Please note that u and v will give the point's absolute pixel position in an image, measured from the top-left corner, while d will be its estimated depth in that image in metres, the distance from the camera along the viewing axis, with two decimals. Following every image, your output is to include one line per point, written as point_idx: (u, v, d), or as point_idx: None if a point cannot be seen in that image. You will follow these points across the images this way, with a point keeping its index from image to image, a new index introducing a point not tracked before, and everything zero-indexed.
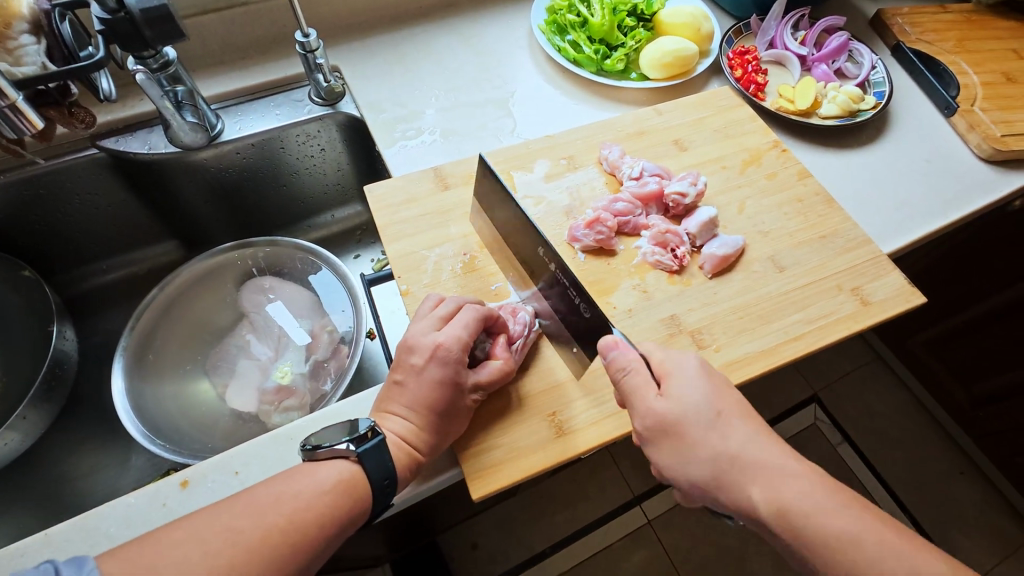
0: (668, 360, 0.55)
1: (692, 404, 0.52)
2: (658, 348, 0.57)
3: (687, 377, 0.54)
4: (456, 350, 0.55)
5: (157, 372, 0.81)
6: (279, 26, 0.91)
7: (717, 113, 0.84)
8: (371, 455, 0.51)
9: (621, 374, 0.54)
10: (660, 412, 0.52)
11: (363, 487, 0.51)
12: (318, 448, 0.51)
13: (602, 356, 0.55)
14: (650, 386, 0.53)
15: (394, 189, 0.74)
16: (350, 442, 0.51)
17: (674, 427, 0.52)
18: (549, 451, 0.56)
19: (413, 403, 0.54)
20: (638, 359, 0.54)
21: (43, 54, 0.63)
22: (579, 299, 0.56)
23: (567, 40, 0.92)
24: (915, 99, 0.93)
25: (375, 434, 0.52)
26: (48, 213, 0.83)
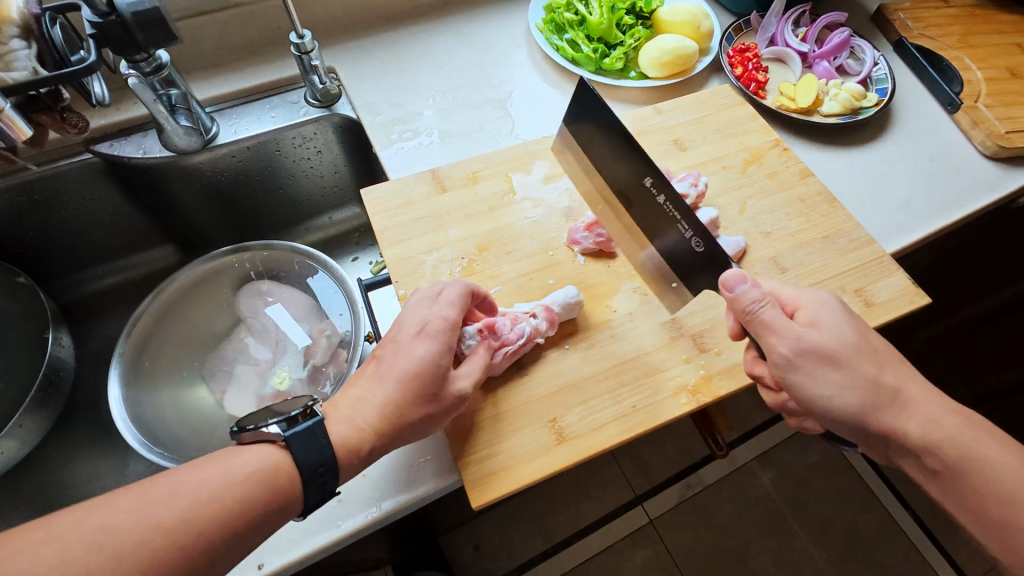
0: (799, 295, 0.56)
1: (841, 331, 0.53)
2: (784, 286, 0.58)
3: (827, 311, 0.54)
4: (444, 326, 0.54)
5: (154, 379, 0.81)
6: (274, 28, 0.90)
7: (717, 111, 0.83)
8: (299, 438, 0.48)
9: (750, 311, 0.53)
10: (817, 343, 0.52)
11: (291, 477, 0.47)
12: (244, 430, 0.48)
13: (727, 291, 0.55)
14: (783, 318, 0.53)
15: (391, 193, 0.73)
16: (278, 424, 0.48)
17: (834, 356, 0.52)
18: (549, 458, 0.55)
19: (392, 373, 0.52)
20: (767, 295, 0.54)
21: (33, 59, 0.62)
22: (689, 230, 0.58)
23: (565, 39, 0.91)
24: (917, 95, 0.92)
25: (308, 416, 0.49)
26: (42, 219, 0.82)
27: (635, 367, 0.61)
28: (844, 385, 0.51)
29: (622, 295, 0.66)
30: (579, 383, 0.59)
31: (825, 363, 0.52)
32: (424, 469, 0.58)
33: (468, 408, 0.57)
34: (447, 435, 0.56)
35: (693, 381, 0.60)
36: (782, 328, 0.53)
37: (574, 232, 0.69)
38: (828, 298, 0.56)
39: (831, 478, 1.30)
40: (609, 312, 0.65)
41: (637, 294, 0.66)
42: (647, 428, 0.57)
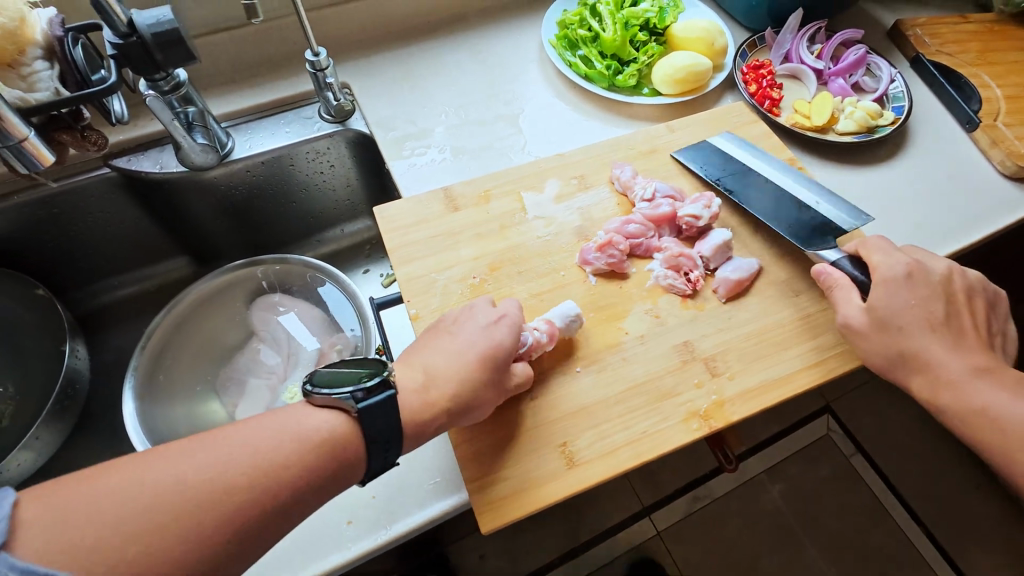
0: (887, 262, 0.62)
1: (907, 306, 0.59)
2: (884, 252, 0.63)
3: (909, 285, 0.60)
4: (515, 317, 0.59)
5: (168, 392, 0.82)
6: (290, 43, 0.91)
7: (731, 129, 0.83)
8: (371, 410, 0.48)
9: (828, 289, 0.64)
10: (884, 313, 0.60)
11: (356, 448, 0.48)
12: (315, 392, 0.48)
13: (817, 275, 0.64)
14: (858, 296, 0.62)
15: (404, 211, 0.73)
16: (353, 394, 0.48)
17: (895, 327, 0.59)
18: (561, 483, 0.55)
19: (468, 344, 0.56)
20: (846, 278, 0.63)
21: (55, 79, 0.63)
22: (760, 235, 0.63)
23: (578, 56, 0.91)
24: (934, 113, 0.91)
25: (383, 390, 0.48)
26: (61, 232, 0.84)
27: (646, 392, 0.60)
28: (888, 353, 0.59)
29: (634, 317, 0.66)
30: (591, 407, 0.59)
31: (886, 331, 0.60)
32: (437, 490, 0.57)
33: (480, 431, 0.57)
34: (458, 457, 0.56)
35: (704, 407, 0.60)
36: (853, 299, 0.62)
37: (586, 252, 0.68)
38: (904, 263, 0.61)
39: (843, 492, 1.27)
40: (621, 334, 0.64)
41: (649, 316, 0.66)
42: (658, 454, 0.57)
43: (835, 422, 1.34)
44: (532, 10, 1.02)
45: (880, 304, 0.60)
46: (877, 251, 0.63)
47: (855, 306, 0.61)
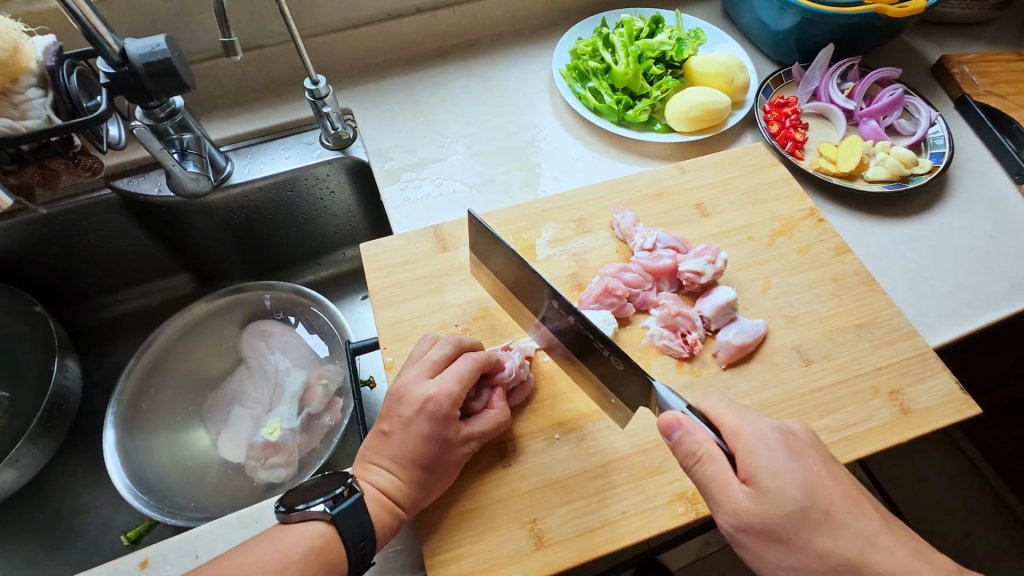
0: (742, 432, 0.48)
1: (796, 489, 0.45)
2: (731, 410, 0.50)
3: (778, 459, 0.46)
4: (446, 405, 0.53)
5: (150, 421, 0.81)
6: (296, 69, 0.90)
7: (747, 173, 0.77)
8: (346, 517, 0.49)
9: (692, 461, 0.47)
10: (750, 510, 0.45)
11: (338, 553, 0.49)
12: (292, 510, 0.49)
13: (665, 435, 0.48)
14: (735, 477, 0.46)
15: (391, 249, 0.70)
16: (325, 502, 0.50)
17: (774, 530, 0.45)
18: (526, 565, 0.51)
19: (398, 456, 0.52)
20: (707, 442, 0.47)
21: (47, 108, 0.63)
22: (608, 350, 0.52)
23: (588, 88, 0.87)
24: (979, 160, 0.82)
25: (352, 493, 0.50)
26: (61, 249, 0.84)
27: (631, 467, 0.55)
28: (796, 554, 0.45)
29: None
30: (567, 480, 0.55)
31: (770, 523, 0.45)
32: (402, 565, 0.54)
33: (445, 500, 0.53)
34: (419, 527, 0.53)
35: (693, 489, 0.54)
36: (728, 483, 0.46)
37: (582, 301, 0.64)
38: (769, 429, 0.48)
39: None
40: None
41: None
42: (636, 540, 0.52)
43: None
44: (545, 38, 0.98)
45: (761, 478, 0.46)
46: (729, 412, 0.49)
47: (736, 489, 0.46)
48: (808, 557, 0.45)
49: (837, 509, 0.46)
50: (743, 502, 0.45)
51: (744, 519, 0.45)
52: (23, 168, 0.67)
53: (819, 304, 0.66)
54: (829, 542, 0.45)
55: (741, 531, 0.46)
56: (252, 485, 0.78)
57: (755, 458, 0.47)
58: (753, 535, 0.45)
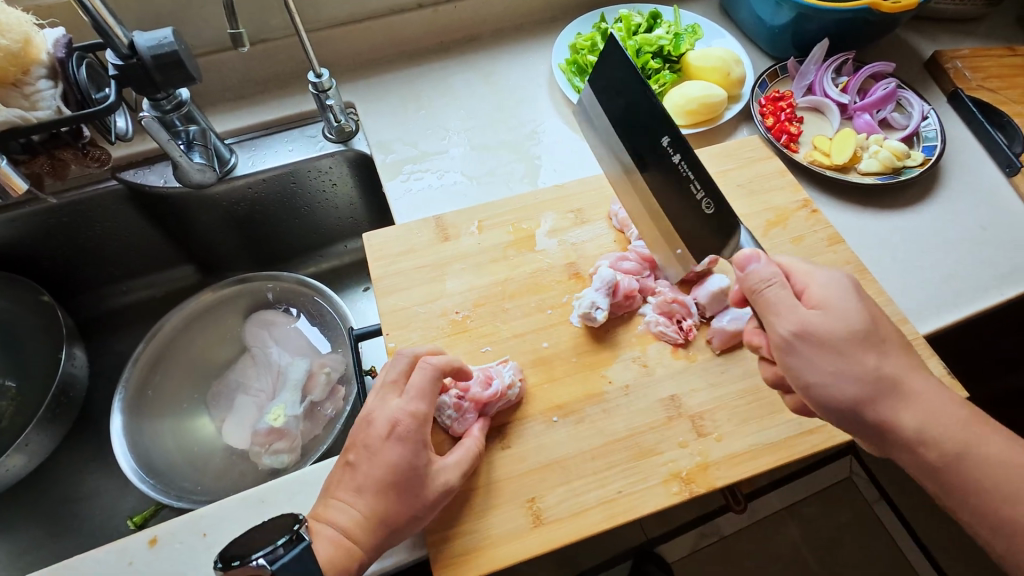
0: (808, 274, 0.53)
1: (843, 319, 0.50)
2: (797, 262, 0.55)
3: (834, 290, 0.51)
4: (412, 427, 0.52)
5: (156, 408, 0.83)
6: (299, 62, 0.91)
7: (743, 165, 0.78)
8: (291, 569, 0.46)
9: (764, 286, 0.52)
10: (806, 320, 0.50)
11: None
12: (228, 567, 0.45)
13: (738, 268, 0.53)
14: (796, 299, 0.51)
15: (393, 238, 0.71)
16: (264, 556, 0.46)
17: (820, 338, 0.49)
18: (525, 541, 0.52)
19: (364, 486, 0.50)
20: (779, 273, 0.52)
21: (57, 98, 0.64)
22: (701, 190, 0.57)
23: (587, 82, 0.88)
24: (970, 153, 0.84)
25: (299, 540, 0.47)
26: (68, 239, 0.85)
27: (627, 448, 0.57)
28: (846, 376, 0.48)
29: (620, 365, 0.62)
30: (565, 461, 0.56)
31: (816, 345, 0.49)
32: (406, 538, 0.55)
33: None
34: None
35: (687, 469, 0.56)
36: (782, 303, 0.51)
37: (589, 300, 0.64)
38: (841, 277, 0.52)
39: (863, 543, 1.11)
40: (604, 383, 0.61)
41: (636, 365, 0.62)
42: (631, 518, 0.53)
43: (859, 465, 1.16)
44: (544, 34, 1.00)
45: (829, 300, 0.51)
46: (802, 268, 0.54)
47: (793, 309, 0.50)
48: (856, 373, 0.48)
49: (889, 347, 0.50)
50: (829, 368, 0.49)
51: (821, 366, 0.49)
52: (33, 158, 0.68)
53: None
54: (875, 364, 0.49)
55: (803, 341, 0.49)
56: (255, 471, 0.80)
57: (827, 296, 0.51)
58: (812, 347, 0.49)
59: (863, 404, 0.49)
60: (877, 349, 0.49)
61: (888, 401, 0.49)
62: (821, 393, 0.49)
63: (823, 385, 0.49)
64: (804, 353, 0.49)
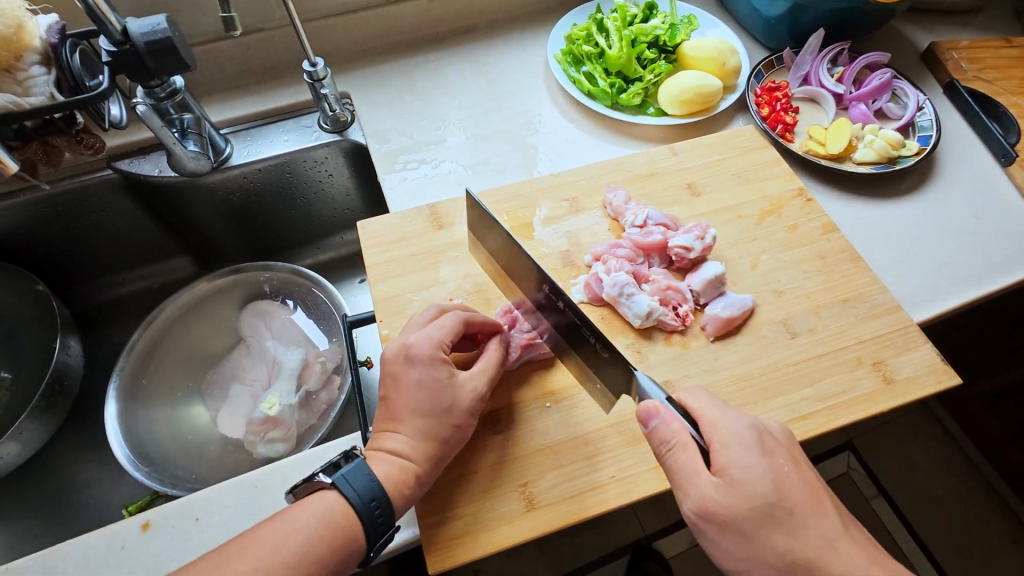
0: (717, 425, 0.49)
1: (752, 493, 0.46)
2: (712, 404, 0.51)
3: (744, 456, 0.47)
4: (427, 349, 0.53)
5: (151, 396, 0.83)
6: (295, 52, 0.91)
7: (739, 154, 0.78)
8: (350, 479, 0.49)
9: (665, 449, 0.49)
10: (711, 498, 0.46)
11: (349, 516, 0.48)
12: (295, 487, 0.51)
13: (642, 424, 0.50)
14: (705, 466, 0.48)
15: (388, 225, 0.71)
16: (322, 472, 0.51)
17: (724, 516, 0.46)
18: (518, 526, 0.52)
19: (403, 414, 0.52)
20: (682, 433, 0.49)
21: (51, 85, 0.64)
22: (593, 338, 0.53)
23: (583, 72, 0.88)
24: (966, 143, 0.84)
25: (348, 459, 0.52)
26: (64, 229, 0.85)
27: (620, 433, 0.57)
28: (752, 559, 0.46)
29: None
30: (558, 446, 0.56)
31: (719, 515, 0.46)
32: None
33: None
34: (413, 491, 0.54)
35: None
36: (685, 477, 0.47)
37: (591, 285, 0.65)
38: (746, 429, 0.49)
39: None
40: None
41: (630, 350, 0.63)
42: (623, 503, 0.53)
43: (857, 462, 1.12)
44: (541, 25, 0.99)
45: (733, 470, 0.47)
46: (709, 406, 0.50)
47: (700, 483, 0.47)
48: (768, 555, 0.45)
49: (802, 512, 0.46)
50: (735, 552, 0.46)
51: (730, 552, 0.46)
52: (27, 144, 0.68)
53: (806, 280, 0.67)
54: (788, 541, 0.45)
55: (705, 522, 0.47)
56: (250, 459, 0.80)
57: (729, 460, 0.47)
58: (713, 524, 0.46)
59: None
60: (785, 526, 0.46)
61: None
62: (734, 571, 0.47)
63: (736, 570, 0.46)
64: (711, 531, 0.47)
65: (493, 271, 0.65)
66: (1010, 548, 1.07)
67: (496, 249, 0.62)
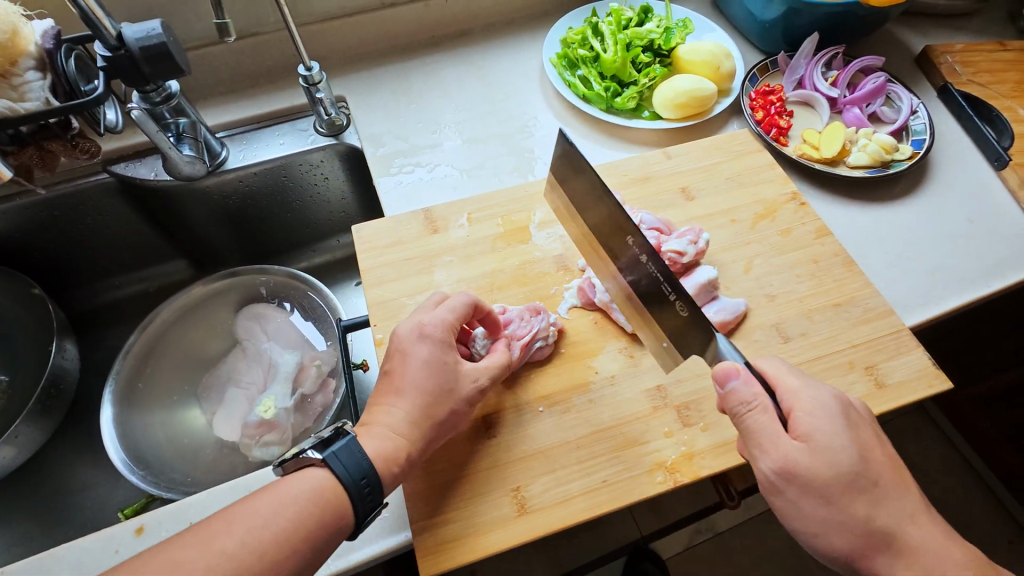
0: (798, 392, 0.50)
1: (837, 459, 0.47)
2: (790, 373, 0.51)
3: (825, 423, 0.48)
4: (440, 330, 0.54)
5: (148, 399, 0.83)
6: (290, 56, 0.91)
7: (732, 158, 0.78)
8: (342, 456, 0.48)
9: (743, 410, 0.50)
10: (794, 459, 0.47)
11: (341, 494, 0.47)
12: (284, 462, 0.48)
13: (720, 386, 0.51)
14: (784, 431, 0.48)
15: (383, 230, 0.72)
16: (313, 447, 0.48)
17: (806, 478, 0.47)
18: (510, 530, 0.52)
19: (406, 388, 0.52)
20: (762, 396, 0.49)
21: (46, 90, 0.64)
22: (674, 295, 0.55)
23: (578, 76, 0.88)
24: (960, 147, 0.84)
25: (341, 435, 0.49)
26: (60, 233, 0.85)
27: (611, 438, 0.57)
28: (829, 522, 0.46)
29: (606, 356, 0.63)
30: (550, 450, 0.56)
31: (800, 478, 0.47)
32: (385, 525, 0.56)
33: (430, 469, 0.55)
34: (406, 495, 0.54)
35: (672, 459, 0.56)
36: (766, 437, 0.48)
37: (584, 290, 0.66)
38: (828, 399, 0.49)
39: None
40: (590, 374, 0.61)
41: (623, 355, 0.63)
42: (615, 507, 0.54)
43: None
44: (536, 29, 1.00)
45: (817, 436, 0.47)
46: (787, 374, 0.51)
47: (783, 446, 0.48)
48: (847, 519, 0.46)
49: (883, 483, 0.47)
50: (813, 513, 0.47)
51: (804, 513, 0.47)
52: (22, 149, 0.68)
53: (799, 284, 0.67)
54: (869, 507, 0.46)
55: (786, 482, 0.47)
56: (246, 462, 0.80)
57: (813, 427, 0.48)
58: (793, 485, 0.47)
59: (855, 554, 0.47)
60: (867, 494, 0.47)
61: (881, 554, 0.46)
62: (806, 536, 0.48)
63: (808, 531, 0.47)
64: (788, 493, 0.48)
65: (584, 243, 0.65)
66: (1005, 550, 1.07)
67: (594, 221, 0.62)
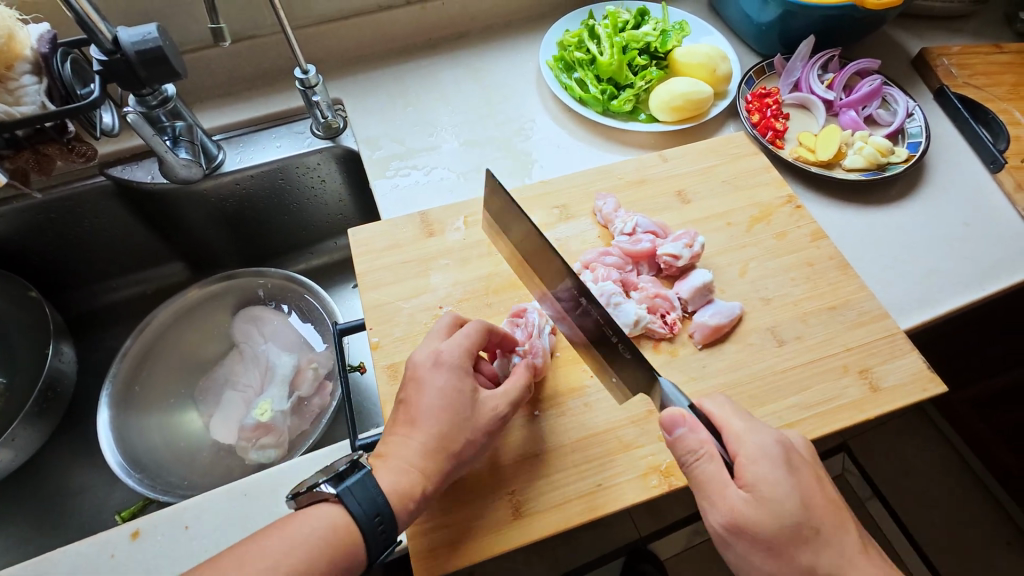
0: (745, 438, 0.49)
1: (783, 508, 0.46)
2: (737, 417, 0.51)
3: (772, 472, 0.47)
4: (457, 356, 0.53)
5: (145, 402, 0.83)
6: (287, 59, 0.92)
7: (728, 161, 0.78)
8: (355, 492, 0.47)
9: (691, 457, 0.49)
10: (738, 509, 0.46)
11: (354, 535, 0.46)
12: (297, 493, 0.47)
13: (667, 431, 0.51)
14: (730, 479, 0.48)
15: (379, 233, 0.72)
16: (328, 482, 0.48)
17: (752, 528, 0.46)
18: (504, 534, 0.52)
19: (420, 419, 0.51)
20: (709, 442, 0.49)
21: (41, 94, 0.64)
22: (619, 341, 0.53)
23: (574, 78, 0.88)
24: (956, 150, 0.84)
25: (355, 469, 0.49)
26: (56, 236, 0.85)
27: (606, 442, 0.57)
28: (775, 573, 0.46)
29: None
30: (545, 454, 0.57)
31: (745, 529, 0.46)
32: None
33: None
34: None
35: (667, 462, 0.56)
36: (713, 485, 0.48)
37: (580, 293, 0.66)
38: (773, 445, 0.49)
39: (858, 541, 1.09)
40: (585, 377, 0.62)
41: None
42: (609, 510, 0.54)
43: (852, 463, 1.12)
44: (533, 32, 1.00)
45: (761, 487, 0.47)
46: (734, 418, 0.51)
47: (727, 495, 0.47)
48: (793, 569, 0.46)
49: (829, 530, 0.46)
50: (761, 564, 0.47)
51: (751, 563, 0.47)
52: (18, 153, 0.68)
53: (795, 287, 0.67)
54: (812, 556, 0.46)
55: (732, 533, 0.47)
56: (242, 466, 0.80)
57: (757, 475, 0.47)
58: (741, 536, 0.47)
59: None
60: (812, 544, 0.46)
61: None
62: None
63: None
64: (736, 542, 0.47)
65: (515, 261, 0.63)
66: (1002, 551, 1.07)
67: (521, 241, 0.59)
